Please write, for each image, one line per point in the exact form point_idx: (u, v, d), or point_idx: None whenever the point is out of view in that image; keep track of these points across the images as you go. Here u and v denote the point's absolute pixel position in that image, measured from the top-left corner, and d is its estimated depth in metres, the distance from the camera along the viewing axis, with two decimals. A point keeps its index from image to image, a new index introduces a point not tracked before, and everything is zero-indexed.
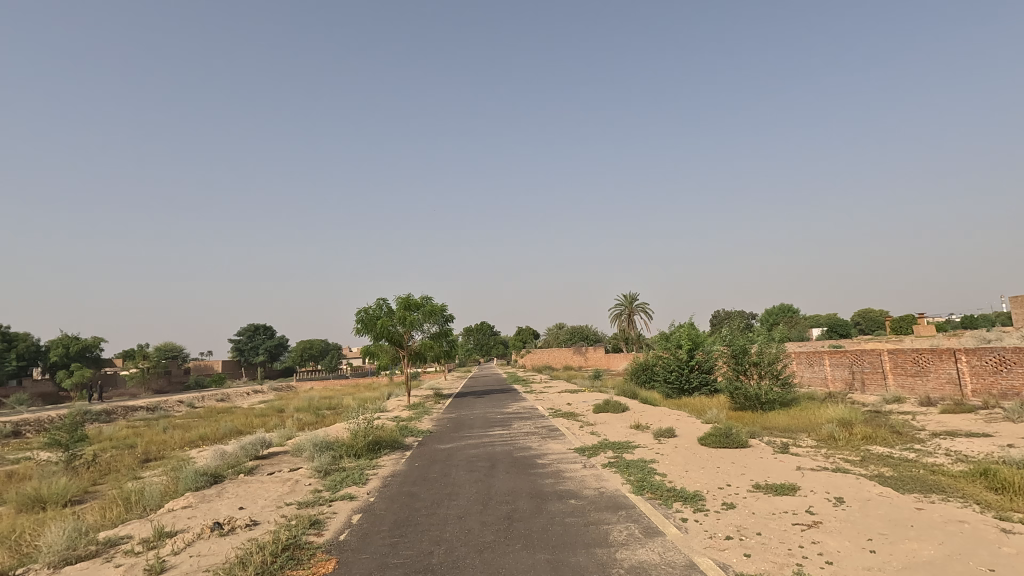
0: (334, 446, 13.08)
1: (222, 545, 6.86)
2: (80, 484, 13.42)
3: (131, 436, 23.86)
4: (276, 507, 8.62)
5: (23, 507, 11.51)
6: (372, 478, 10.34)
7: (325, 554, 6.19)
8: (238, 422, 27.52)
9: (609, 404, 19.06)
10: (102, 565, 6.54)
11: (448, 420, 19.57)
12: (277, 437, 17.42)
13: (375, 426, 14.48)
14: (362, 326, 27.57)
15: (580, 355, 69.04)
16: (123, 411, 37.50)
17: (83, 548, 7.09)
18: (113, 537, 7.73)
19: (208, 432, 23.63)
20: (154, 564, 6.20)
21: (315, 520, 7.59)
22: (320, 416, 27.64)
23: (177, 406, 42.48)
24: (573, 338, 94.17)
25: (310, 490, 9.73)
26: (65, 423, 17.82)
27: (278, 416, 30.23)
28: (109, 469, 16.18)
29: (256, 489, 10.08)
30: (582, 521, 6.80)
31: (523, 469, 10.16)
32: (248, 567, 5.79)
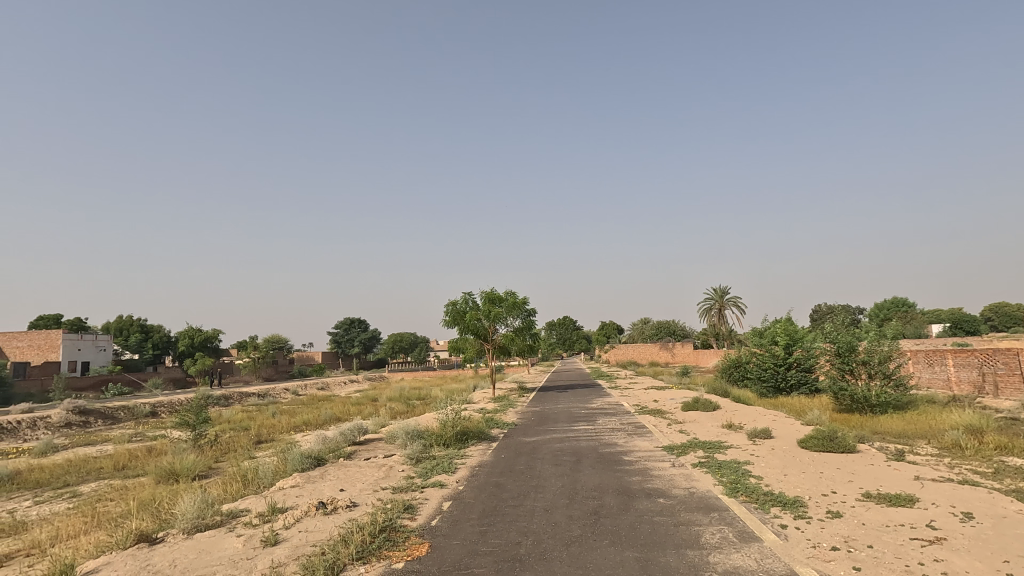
0: (424, 435, 13.65)
1: (326, 523, 7.39)
2: (205, 460, 15.04)
3: (246, 420, 26.27)
4: (373, 490, 9.16)
5: (161, 478, 13.09)
6: (461, 467, 10.67)
7: (418, 538, 6.48)
8: (337, 410, 29.50)
9: (698, 401, 18.36)
10: (227, 534, 7.28)
11: (533, 414, 19.80)
12: (373, 424, 18.49)
13: (462, 417, 14.94)
14: (450, 320, 28.49)
15: (667, 351, 67.04)
16: (239, 396, 41.35)
17: (210, 518, 7.95)
18: (234, 509, 8.59)
19: (312, 417, 25.53)
20: (269, 536, 6.81)
21: (409, 505, 7.97)
22: (411, 406, 28.93)
23: (284, 394, 46.20)
24: (660, 333, 91.64)
25: (403, 476, 10.23)
26: (192, 406, 19.99)
27: (373, 404, 32.01)
28: (229, 448, 17.96)
29: (355, 472, 10.78)
30: (672, 521, 6.61)
31: (609, 465, 10.06)
32: (350, 545, 6.19)
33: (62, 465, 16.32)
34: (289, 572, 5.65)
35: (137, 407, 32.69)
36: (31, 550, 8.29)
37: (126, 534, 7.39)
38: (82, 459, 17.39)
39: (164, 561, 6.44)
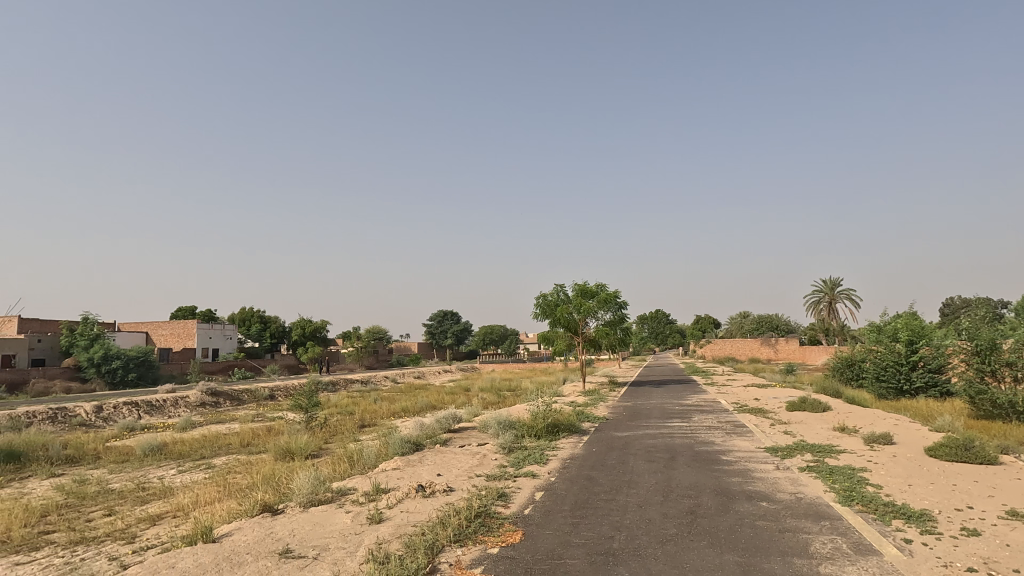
0: (515, 425, 13.90)
1: (425, 505, 7.77)
2: (316, 441, 16.34)
3: (351, 405, 28.20)
4: (467, 477, 9.48)
5: (279, 455, 14.43)
6: (552, 459, 10.73)
7: (512, 525, 6.63)
8: (432, 398, 30.81)
9: (805, 402, 17.10)
10: (338, 510, 7.89)
11: (625, 408, 19.51)
12: (466, 413, 19.09)
13: (553, 409, 15.00)
14: (541, 312, 28.67)
15: (769, 346, 63.11)
16: (344, 383, 44.42)
17: (322, 494, 8.64)
18: (343, 487, 9.29)
19: (410, 405, 26.83)
20: (374, 514, 7.29)
21: (502, 492, 8.17)
22: (502, 396, 29.57)
23: (384, 381, 49.02)
24: (761, 328, 86.41)
25: (496, 465, 10.48)
26: (304, 391, 21.75)
27: (465, 394, 33.09)
28: (336, 431, 19.37)
29: (451, 459, 11.23)
30: (777, 527, 6.23)
31: (706, 464, 9.68)
32: (447, 527, 6.48)
33: (200, 439, 18.51)
34: (392, 548, 6.00)
35: (258, 390, 36.17)
36: (178, 511, 9.51)
37: (252, 505, 8.25)
38: (215, 435, 19.59)
39: (284, 530, 7.10)
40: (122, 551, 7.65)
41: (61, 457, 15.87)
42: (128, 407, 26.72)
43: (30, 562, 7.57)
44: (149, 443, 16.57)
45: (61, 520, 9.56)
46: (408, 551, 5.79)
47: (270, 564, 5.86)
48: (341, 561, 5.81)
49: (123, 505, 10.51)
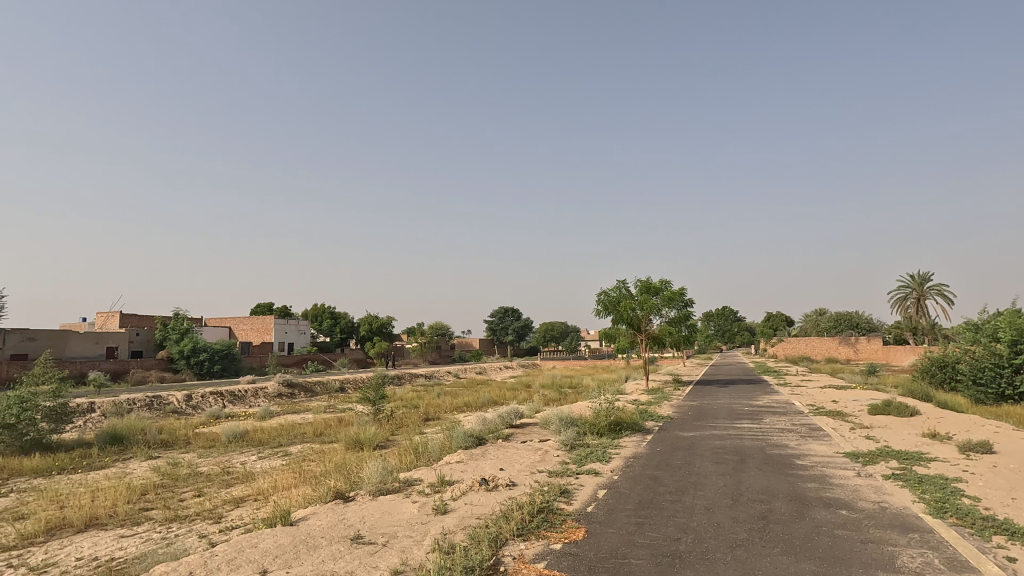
0: (577, 423, 13.83)
1: (489, 498, 7.89)
2: (383, 432, 16.93)
3: (416, 399, 28.99)
4: (530, 472, 9.54)
5: (350, 446, 15.09)
6: (615, 457, 10.60)
7: (575, 522, 6.61)
8: (494, 394, 31.19)
9: (890, 405, 15.97)
10: (405, 500, 8.15)
11: (691, 408, 18.98)
12: (528, 410, 19.18)
13: (616, 407, 14.80)
14: (603, 309, 28.31)
15: (849, 346, 59.43)
16: (409, 377, 45.79)
17: (390, 483, 8.96)
18: (410, 478, 9.58)
19: (472, 400, 27.25)
20: (440, 505, 7.48)
21: (564, 489, 8.15)
22: (563, 393, 29.52)
23: (447, 376, 50.13)
24: (839, 326, 81.45)
25: (558, 461, 10.48)
26: (372, 384, 22.56)
27: (526, 390, 33.27)
28: (402, 424, 19.98)
29: (513, 454, 11.33)
30: (858, 537, 5.86)
31: (779, 468, 9.26)
32: (511, 521, 6.55)
33: (277, 428, 19.64)
34: (458, 539, 6.14)
35: (330, 383, 37.92)
36: (258, 495, 10.16)
37: (326, 491, 8.68)
38: (291, 424, 20.73)
39: (355, 517, 7.42)
40: (210, 529, 8.26)
41: (157, 441, 17.28)
42: (214, 397, 28.74)
43: (133, 535, 8.33)
44: (233, 431, 17.75)
45: (158, 498, 10.44)
46: (472, 543, 5.90)
47: (342, 548, 6.13)
48: (408, 549, 6.00)
49: (210, 487, 11.34)
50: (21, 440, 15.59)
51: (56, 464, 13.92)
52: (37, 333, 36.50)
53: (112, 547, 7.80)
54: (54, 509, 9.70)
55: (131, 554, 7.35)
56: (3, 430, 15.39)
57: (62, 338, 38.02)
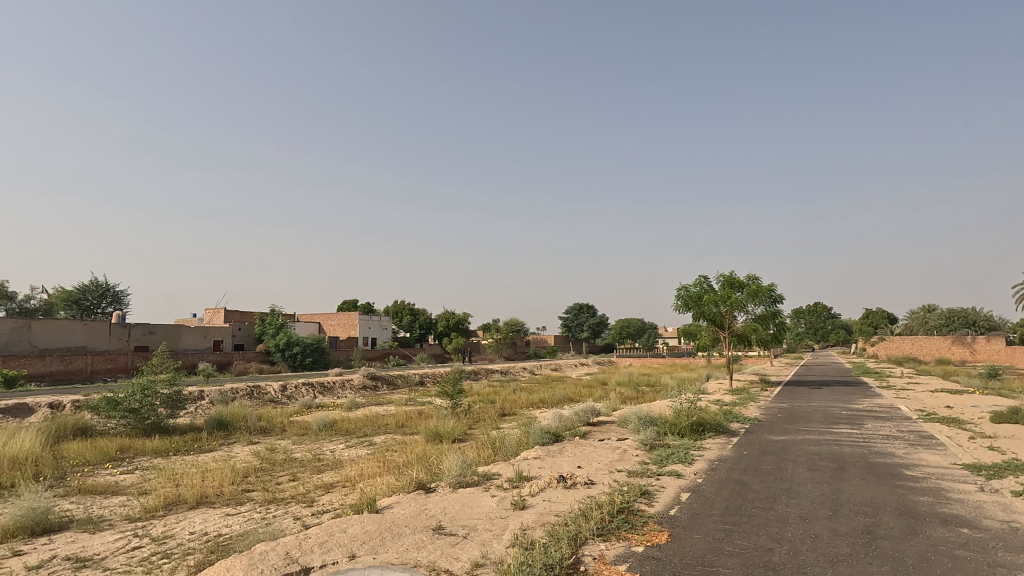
0: (657, 422, 13.42)
1: (567, 496, 7.81)
2: (461, 426, 17.29)
3: (492, 394, 29.39)
4: (608, 471, 9.34)
5: (430, 438, 15.55)
6: (698, 459, 10.16)
7: (657, 525, 6.39)
8: (569, 390, 31.01)
9: (1018, 414, 14.22)
10: (484, 493, 8.24)
11: (780, 410, 17.88)
12: (605, 407, 18.87)
13: (698, 407, 14.23)
14: (683, 305, 27.30)
15: (963, 346, 53.71)
16: (486, 373, 46.54)
17: (469, 477, 9.11)
18: (488, 472, 9.68)
19: (548, 396, 27.27)
20: (518, 500, 7.50)
21: (645, 490, 7.91)
22: (640, 392, 28.78)
23: (522, 372, 50.47)
24: (952, 323, 73.76)
25: (637, 461, 10.20)
26: (450, 378, 23.10)
27: (602, 388, 32.82)
28: (479, 418, 20.33)
29: (591, 452, 11.16)
30: (985, 560, 5.24)
31: (884, 478, 8.47)
32: (590, 520, 6.44)
33: (362, 418, 20.62)
34: (537, 535, 6.13)
35: (410, 376, 39.36)
36: (346, 482, 10.71)
37: (408, 482, 8.97)
38: (375, 415, 21.69)
39: (437, 508, 7.59)
40: (303, 512, 8.80)
41: (257, 428, 18.67)
42: (306, 388, 30.65)
43: (237, 513, 9.03)
44: (323, 420, 18.85)
45: (258, 481, 11.27)
46: (552, 540, 5.86)
47: (424, 538, 6.30)
48: (488, 543, 6.05)
49: (304, 472, 12.09)
50: (145, 423, 17.40)
51: (173, 446, 15.39)
52: (156, 327, 40.58)
53: (219, 524, 8.49)
54: (171, 487, 10.71)
55: (236, 532, 7.97)
56: (129, 413, 17.23)
57: (176, 332, 42.01)
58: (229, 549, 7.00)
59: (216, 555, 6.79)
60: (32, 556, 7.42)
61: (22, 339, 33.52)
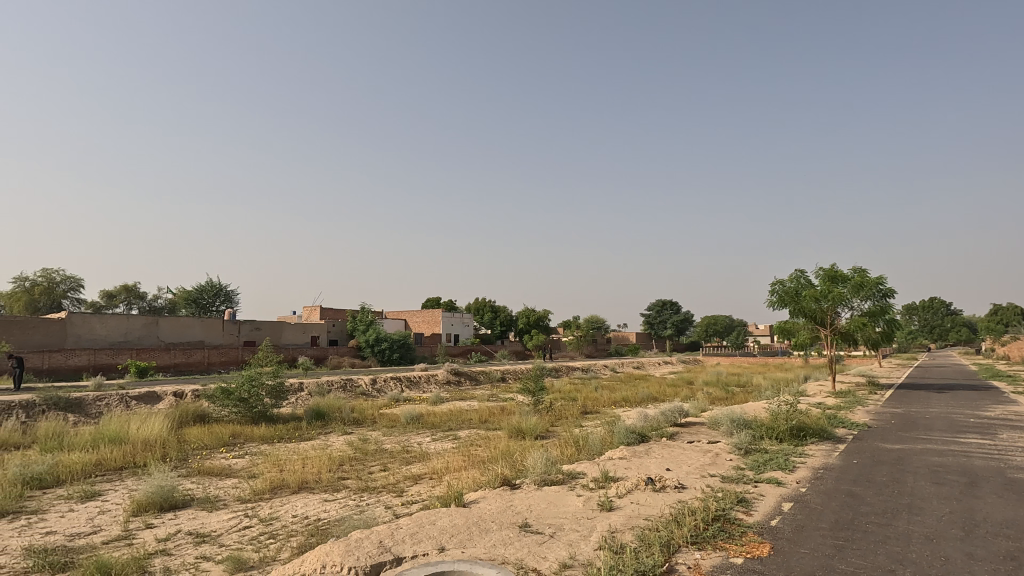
0: (751, 425, 12.65)
1: (657, 500, 7.50)
2: (544, 423, 17.24)
3: (574, 391, 29.17)
4: (700, 475, 8.89)
5: (513, 434, 15.65)
6: (801, 467, 9.44)
7: (757, 536, 5.97)
8: (653, 389, 30.10)
9: None
10: (569, 492, 8.12)
11: (892, 415, 16.28)
12: (692, 407, 18.07)
13: (799, 410, 13.24)
14: (779, 300, 25.57)
15: None
16: (566, 370, 46.27)
17: (554, 475, 9.01)
18: (573, 471, 9.54)
19: (632, 395, 26.63)
20: (605, 501, 7.31)
21: (742, 497, 7.43)
22: (730, 392, 27.34)
23: (603, 370, 49.70)
24: None
25: (732, 466, 9.63)
26: (532, 375, 23.15)
27: (689, 388, 31.52)
28: (561, 415, 20.23)
29: (680, 454, 10.69)
30: None
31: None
32: (683, 527, 6.13)
33: (447, 413, 21.15)
34: (626, 539, 5.91)
35: (492, 372, 39.92)
36: (433, 474, 11.01)
37: (494, 477, 9.03)
38: (458, 410, 22.20)
39: (523, 505, 7.57)
40: (394, 501, 9.14)
41: (351, 419, 19.71)
42: (394, 381, 32.03)
43: (334, 500, 9.55)
44: (411, 413, 19.56)
45: (353, 470, 11.86)
46: (642, 545, 5.63)
47: (511, 534, 6.29)
48: (576, 544, 5.93)
49: (393, 463, 12.57)
50: (253, 411, 18.90)
51: (277, 433, 16.60)
52: (262, 323, 44.05)
53: (318, 509, 9.01)
54: (276, 472, 11.53)
55: (333, 517, 8.42)
56: (240, 402, 18.81)
57: (279, 328, 45.39)
58: (327, 534, 7.38)
59: (316, 538, 7.19)
60: (161, 529, 8.23)
61: (151, 334, 37.57)
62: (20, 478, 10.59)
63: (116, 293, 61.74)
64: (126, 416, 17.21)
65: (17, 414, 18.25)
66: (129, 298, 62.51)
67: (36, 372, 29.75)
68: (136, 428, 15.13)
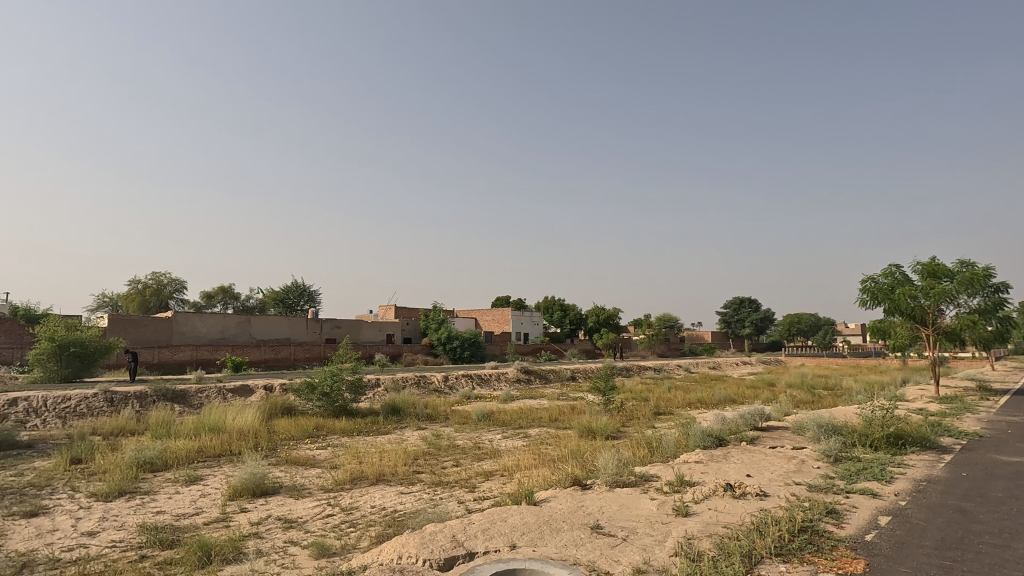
0: (841, 431, 11.77)
1: (737, 507, 7.16)
2: (615, 423, 16.92)
3: (646, 391, 28.49)
4: (784, 483, 8.39)
5: (584, 433, 15.49)
6: (899, 478, 8.66)
7: (850, 551, 5.55)
8: (731, 391, 28.78)
9: None
10: (642, 495, 7.92)
11: (1009, 425, 14.60)
12: (775, 411, 17.09)
13: (896, 416, 12.18)
14: (871, 298, 23.63)
15: None
16: (638, 369, 45.22)
17: (626, 477, 8.81)
18: (645, 473, 9.29)
19: (708, 396, 25.66)
20: (680, 506, 7.07)
21: (833, 508, 6.93)
22: (816, 395, 25.65)
23: (677, 370, 48.12)
24: None
25: (819, 474, 9.01)
26: (602, 375, 22.82)
27: (770, 389, 29.87)
28: (633, 416, 19.82)
29: (762, 460, 10.13)
30: None
31: None
32: (765, 537, 5.81)
33: (517, 411, 21.28)
34: (703, 547, 5.68)
35: (561, 371, 39.73)
36: (504, 471, 11.11)
37: (565, 477, 8.98)
38: (529, 408, 22.25)
39: (594, 506, 7.46)
40: (467, 496, 9.32)
41: (424, 415, 20.32)
42: (465, 378, 32.69)
43: (410, 492, 9.86)
44: (482, 411, 19.85)
45: (427, 464, 12.18)
46: (721, 554, 5.39)
47: (583, 536, 6.21)
48: (650, 549, 5.77)
49: (465, 459, 12.80)
50: (335, 405, 19.90)
51: (356, 427, 17.40)
52: (341, 321, 46.33)
53: (395, 501, 9.34)
54: (355, 463, 12.06)
55: (409, 509, 8.70)
56: (323, 397, 19.87)
57: (357, 326, 47.62)
58: (403, 526, 7.63)
59: (392, 529, 7.45)
60: (254, 513, 8.84)
61: (244, 331, 40.52)
62: (134, 462, 11.74)
63: (215, 294, 67.15)
64: (223, 407, 18.64)
65: (132, 404, 20.27)
66: (225, 299, 67.77)
67: (148, 366, 32.96)
68: (232, 418, 16.38)
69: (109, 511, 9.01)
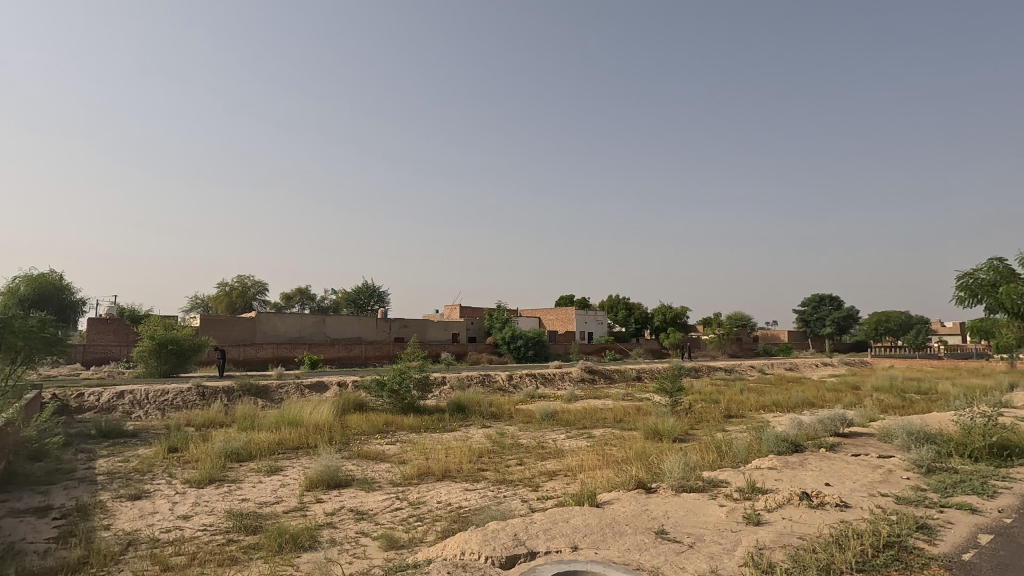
0: (935, 440, 10.82)
1: (815, 517, 6.76)
2: (683, 426, 16.41)
3: (716, 393, 27.49)
4: (868, 494, 7.82)
5: (650, 435, 15.16)
6: (1004, 493, 7.86)
7: (943, 570, 5.10)
8: (810, 394, 27.19)
9: None
10: (710, 501, 7.64)
11: None
12: (858, 416, 15.99)
13: (1000, 424, 11.04)
14: (970, 295, 21.53)
15: None
16: (708, 370, 43.67)
17: (693, 481, 8.54)
18: (714, 478, 8.94)
19: (784, 399, 24.35)
20: (751, 514, 6.76)
21: (924, 523, 6.39)
22: (907, 400, 23.74)
23: (750, 371, 46.04)
24: None
25: (909, 485, 8.33)
26: (669, 375, 22.18)
27: (854, 393, 27.95)
28: (702, 418, 19.12)
29: (843, 468, 9.49)
30: None
31: None
32: (845, 551, 5.45)
33: (582, 411, 21.11)
34: (776, 558, 5.42)
35: (627, 371, 39.03)
36: (567, 471, 11.07)
37: (629, 479, 8.84)
38: (593, 408, 21.99)
39: (659, 510, 7.29)
40: (531, 495, 9.37)
41: (488, 413, 20.58)
42: (530, 378, 32.77)
43: (474, 489, 10.03)
44: (545, 410, 19.84)
45: (491, 462, 12.35)
46: (795, 567, 5.12)
47: (648, 540, 6.08)
48: (718, 557, 5.56)
49: (529, 458, 12.85)
50: (403, 402, 20.55)
51: (424, 423, 17.90)
52: (409, 321, 47.74)
53: (460, 497, 9.54)
54: (422, 459, 12.42)
55: (474, 505, 8.87)
56: (392, 394, 20.59)
57: (424, 326, 48.96)
58: (468, 521, 7.78)
59: (457, 525, 7.61)
60: (328, 504, 9.31)
61: (319, 330, 42.63)
62: (222, 452, 12.66)
63: (293, 295, 71.11)
64: (301, 402, 19.70)
65: (221, 397, 21.86)
66: (303, 299, 71.55)
67: (234, 362, 35.40)
68: (309, 412, 17.29)
69: (200, 496, 9.79)
